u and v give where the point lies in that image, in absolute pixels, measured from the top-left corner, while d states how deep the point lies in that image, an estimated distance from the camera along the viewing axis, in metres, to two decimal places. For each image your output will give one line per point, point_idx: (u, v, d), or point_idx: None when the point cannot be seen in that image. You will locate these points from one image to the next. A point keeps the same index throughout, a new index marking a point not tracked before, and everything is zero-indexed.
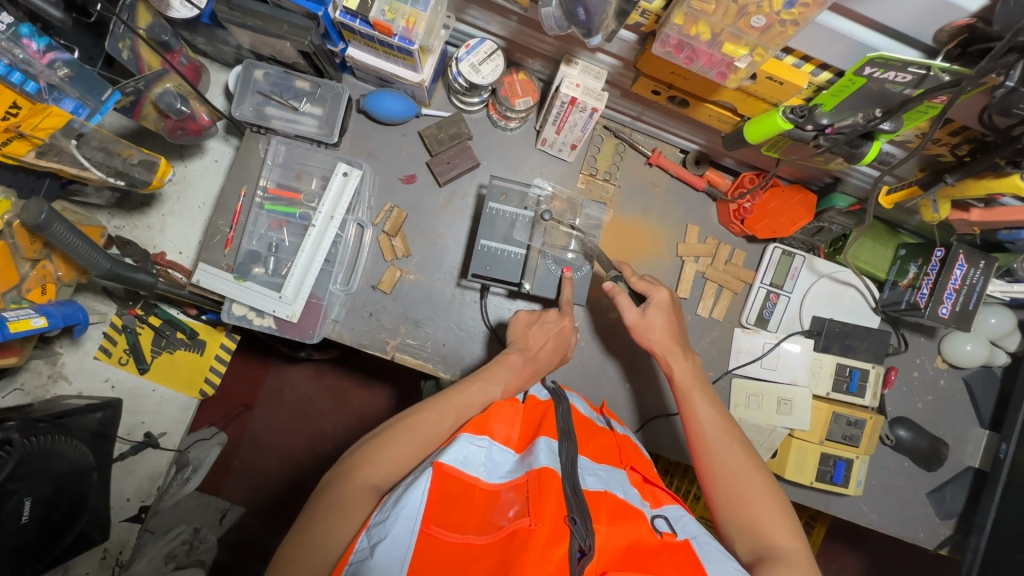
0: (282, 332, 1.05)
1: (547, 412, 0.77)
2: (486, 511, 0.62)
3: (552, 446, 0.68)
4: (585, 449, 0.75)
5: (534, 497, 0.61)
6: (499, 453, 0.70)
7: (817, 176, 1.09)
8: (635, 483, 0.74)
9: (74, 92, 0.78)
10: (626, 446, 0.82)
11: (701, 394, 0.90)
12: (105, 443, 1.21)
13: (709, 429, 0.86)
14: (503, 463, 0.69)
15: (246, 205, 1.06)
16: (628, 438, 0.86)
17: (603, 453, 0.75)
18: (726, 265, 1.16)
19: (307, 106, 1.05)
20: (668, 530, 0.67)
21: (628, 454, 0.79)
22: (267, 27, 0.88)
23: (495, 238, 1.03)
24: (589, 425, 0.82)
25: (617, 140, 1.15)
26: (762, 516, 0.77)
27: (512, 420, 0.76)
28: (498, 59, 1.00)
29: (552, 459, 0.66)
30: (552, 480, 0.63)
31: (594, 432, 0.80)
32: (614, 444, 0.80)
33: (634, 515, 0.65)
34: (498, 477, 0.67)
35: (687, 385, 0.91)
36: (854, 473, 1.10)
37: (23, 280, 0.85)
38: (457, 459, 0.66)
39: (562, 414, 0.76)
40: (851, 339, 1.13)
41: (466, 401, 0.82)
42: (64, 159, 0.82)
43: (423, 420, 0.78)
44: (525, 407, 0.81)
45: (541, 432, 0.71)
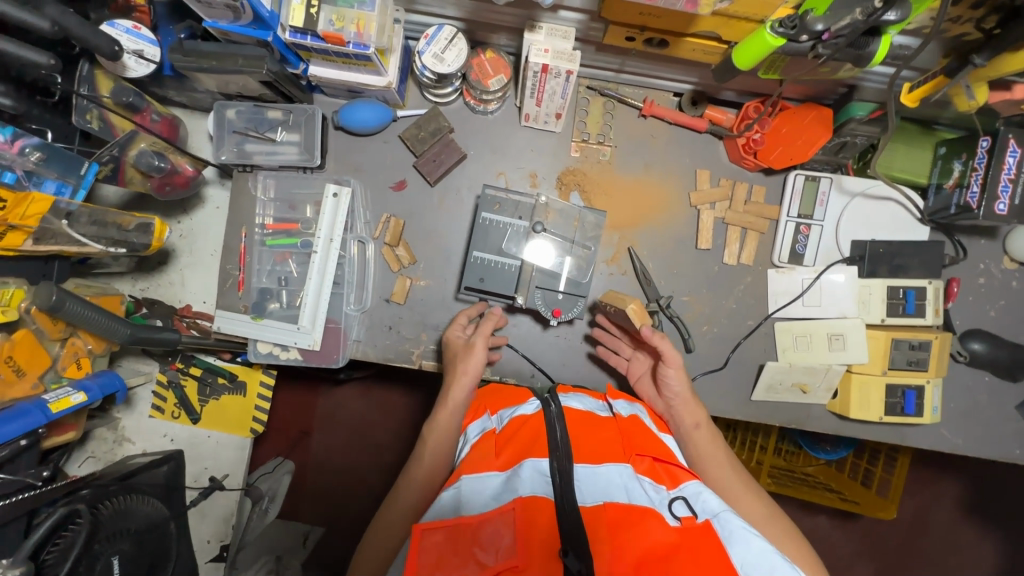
0: (309, 363, 1.07)
1: (540, 427, 0.75)
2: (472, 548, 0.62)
3: (541, 467, 0.68)
4: (581, 452, 0.72)
5: (524, 529, 0.62)
6: (482, 479, 0.69)
7: (829, 89, 0.97)
8: (645, 471, 0.72)
9: (52, 173, 0.76)
10: (631, 431, 0.80)
11: (712, 440, 0.87)
12: (177, 493, 1.25)
13: (718, 468, 0.83)
14: (489, 486, 0.68)
15: (248, 244, 1.08)
16: (636, 418, 0.84)
17: (598, 450, 0.73)
18: (746, 205, 1.08)
19: (284, 135, 1.04)
20: (687, 514, 0.66)
21: (632, 441, 0.77)
22: (223, 66, 0.86)
23: (489, 249, 1.00)
24: (586, 418, 0.80)
25: (603, 98, 1.08)
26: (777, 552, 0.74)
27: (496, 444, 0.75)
28: (461, 43, 0.95)
29: (543, 484, 0.67)
30: (547, 507, 0.64)
31: (595, 428, 0.78)
32: (617, 434, 0.79)
33: (640, 518, 0.63)
34: (483, 504, 0.66)
35: (694, 429, 0.88)
36: (928, 400, 1.02)
37: (56, 361, 0.88)
38: (436, 508, 0.65)
39: (554, 428, 0.73)
40: (900, 258, 1.03)
41: (425, 471, 0.81)
42: (61, 240, 0.78)
43: (390, 516, 0.78)
44: (512, 423, 0.77)
45: (531, 452, 0.70)
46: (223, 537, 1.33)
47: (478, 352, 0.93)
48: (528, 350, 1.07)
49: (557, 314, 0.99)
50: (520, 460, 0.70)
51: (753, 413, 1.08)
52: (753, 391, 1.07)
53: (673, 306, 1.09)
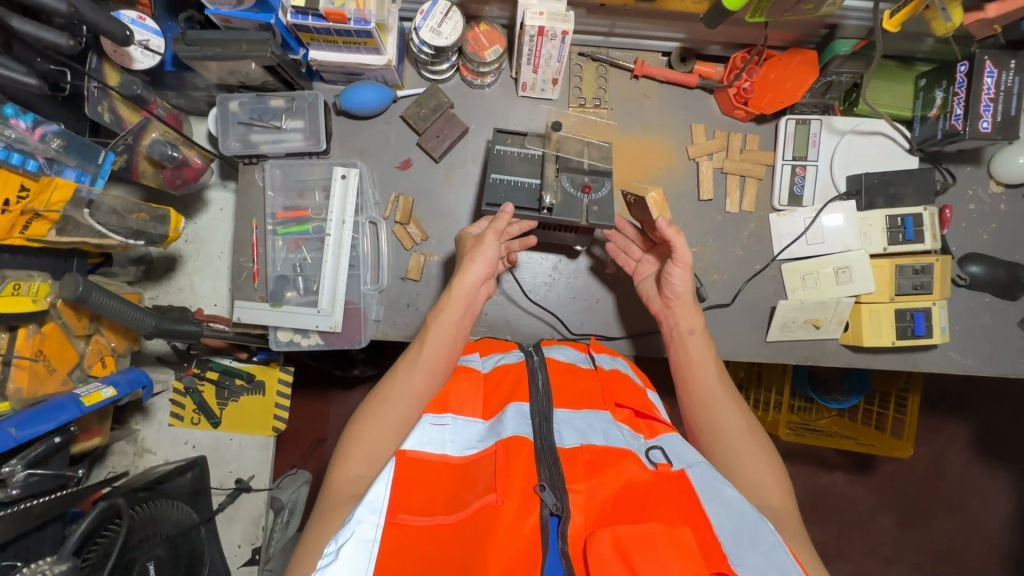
0: (331, 346, 1.07)
1: (521, 376, 0.79)
2: (457, 489, 0.67)
3: (522, 411, 0.72)
4: (562, 399, 0.76)
5: (503, 469, 0.65)
6: (465, 425, 0.75)
7: (811, 32, 1.02)
8: (624, 420, 0.75)
9: (72, 160, 0.77)
10: (613, 383, 0.82)
11: (698, 343, 0.90)
12: (204, 498, 1.25)
13: (701, 372, 0.87)
14: (472, 432, 0.74)
15: (260, 236, 1.09)
16: (617, 371, 0.85)
17: (578, 398, 0.77)
18: (742, 154, 1.12)
19: (289, 122, 1.05)
20: (663, 461, 0.68)
21: (613, 392, 0.79)
22: (227, 52, 0.88)
23: (507, 172, 1.00)
24: (570, 368, 0.83)
25: (595, 63, 1.12)
26: (740, 451, 0.79)
27: (481, 391, 0.81)
28: (456, 16, 0.98)
29: (522, 426, 0.70)
30: (527, 448, 0.66)
31: (575, 379, 0.81)
32: (598, 385, 0.81)
33: (616, 459, 0.66)
34: (467, 449, 0.71)
35: (683, 331, 0.91)
36: (936, 321, 1.06)
37: (82, 358, 0.88)
38: (420, 443, 0.71)
39: (536, 376, 0.77)
40: (895, 188, 1.07)
41: (430, 359, 0.81)
42: (82, 232, 0.79)
43: (391, 397, 0.79)
44: (496, 375, 0.82)
45: (512, 398, 0.75)
46: (253, 539, 1.32)
47: (490, 244, 0.88)
48: (545, 313, 1.09)
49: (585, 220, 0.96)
50: (503, 407, 0.74)
51: (769, 354, 1.11)
52: (767, 332, 1.10)
53: None
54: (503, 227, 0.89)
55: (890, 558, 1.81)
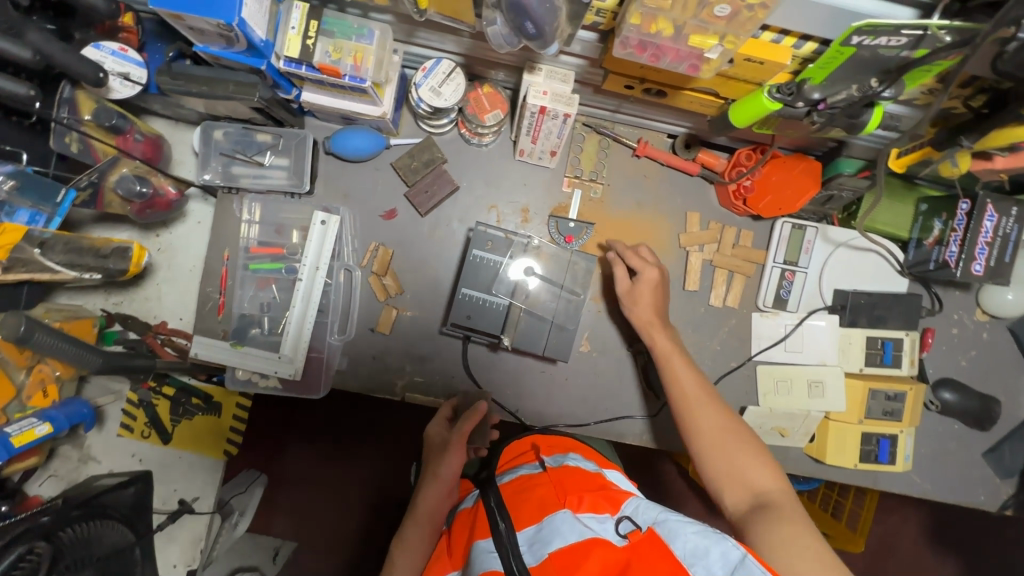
0: (289, 392, 1.04)
1: (477, 512, 0.77)
2: None
3: (487, 546, 0.67)
4: (521, 518, 0.71)
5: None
6: None
7: (818, 142, 0.99)
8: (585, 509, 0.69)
9: (27, 202, 0.76)
10: (563, 479, 0.76)
11: (703, 402, 0.89)
12: (142, 517, 1.22)
13: (707, 431, 0.86)
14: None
15: (231, 268, 1.05)
16: (567, 465, 0.79)
17: (538, 509, 0.71)
18: (734, 249, 1.10)
19: (273, 159, 1.01)
20: (631, 530, 0.65)
21: (564, 485, 0.73)
22: (213, 91, 0.84)
23: (479, 287, 0.97)
24: (520, 486, 0.78)
25: (599, 136, 1.08)
26: (741, 464, 0.81)
27: (448, 546, 0.78)
28: (459, 78, 0.94)
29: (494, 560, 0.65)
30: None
31: (526, 490, 0.75)
32: (550, 486, 0.75)
33: (581, 555, 0.61)
34: None
35: (686, 398, 0.90)
36: (900, 449, 1.05)
37: (21, 390, 0.84)
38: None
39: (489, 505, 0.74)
40: (880, 310, 1.05)
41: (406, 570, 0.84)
42: (33, 269, 0.74)
43: None
44: (460, 522, 0.80)
45: (474, 538, 0.71)
46: (190, 560, 1.30)
47: (452, 456, 0.91)
48: (512, 385, 1.08)
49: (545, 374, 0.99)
50: (469, 552, 0.70)
51: None
52: None
53: None
54: (466, 431, 0.94)
55: None
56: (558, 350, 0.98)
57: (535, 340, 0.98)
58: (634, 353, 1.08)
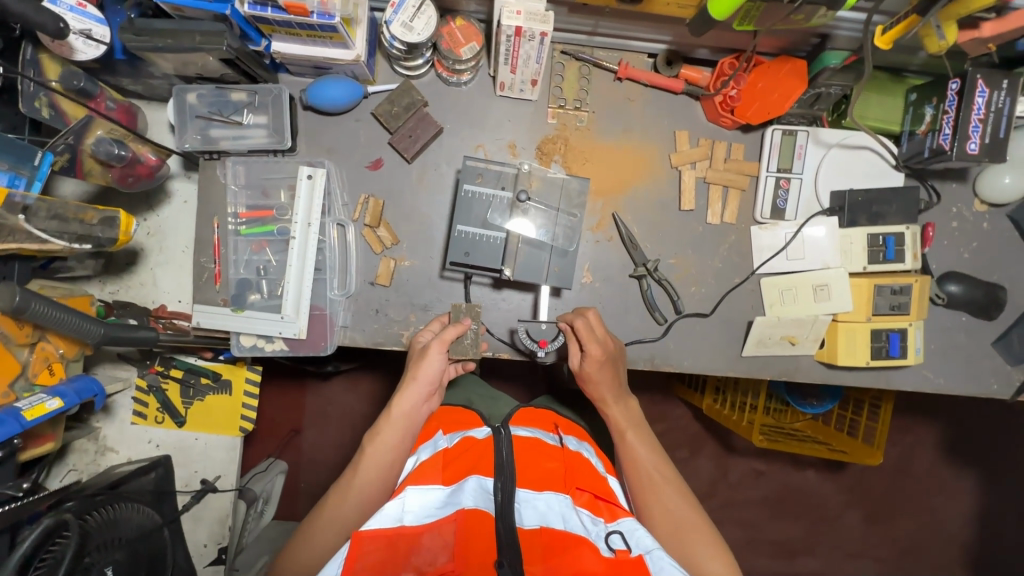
0: (296, 352, 1.04)
1: (485, 451, 0.81)
2: (407, 553, 0.67)
3: (483, 485, 0.74)
4: (527, 477, 0.77)
5: (461, 541, 0.67)
6: (427, 491, 0.75)
7: (802, 40, 0.98)
8: (584, 504, 0.76)
9: (5, 163, 0.76)
10: (574, 466, 0.83)
11: (634, 433, 0.95)
12: (167, 500, 1.23)
13: (648, 465, 0.91)
14: (433, 499, 0.73)
15: (223, 236, 1.04)
16: (581, 454, 0.87)
17: (542, 480, 0.77)
18: (726, 163, 1.09)
19: (251, 117, 0.99)
20: (622, 547, 0.70)
21: (574, 475, 0.80)
22: (179, 43, 0.82)
23: (473, 223, 0.96)
24: (535, 447, 0.84)
25: (578, 63, 1.07)
26: (677, 510, 0.85)
27: (443, 458, 0.82)
28: (430, 10, 0.92)
29: (484, 501, 0.72)
30: (485, 522, 0.70)
31: (542, 458, 0.82)
32: (561, 466, 0.82)
33: (572, 545, 0.67)
34: (426, 514, 0.71)
35: (620, 424, 0.96)
36: (911, 342, 1.05)
37: (26, 367, 0.84)
38: (380, 517, 0.70)
39: (502, 449, 0.80)
40: (878, 206, 1.05)
41: (377, 458, 0.90)
42: (19, 237, 0.76)
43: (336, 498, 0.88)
44: (463, 443, 0.84)
45: (475, 470, 0.77)
46: (219, 539, 1.30)
47: (433, 360, 0.94)
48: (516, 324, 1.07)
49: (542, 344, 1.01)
50: (465, 477, 0.76)
51: (744, 369, 1.10)
52: (743, 348, 1.09)
53: (661, 269, 1.09)
54: (449, 338, 0.94)
55: (855, 553, 1.86)
56: (562, 277, 0.98)
57: (536, 270, 0.97)
58: (636, 278, 1.08)
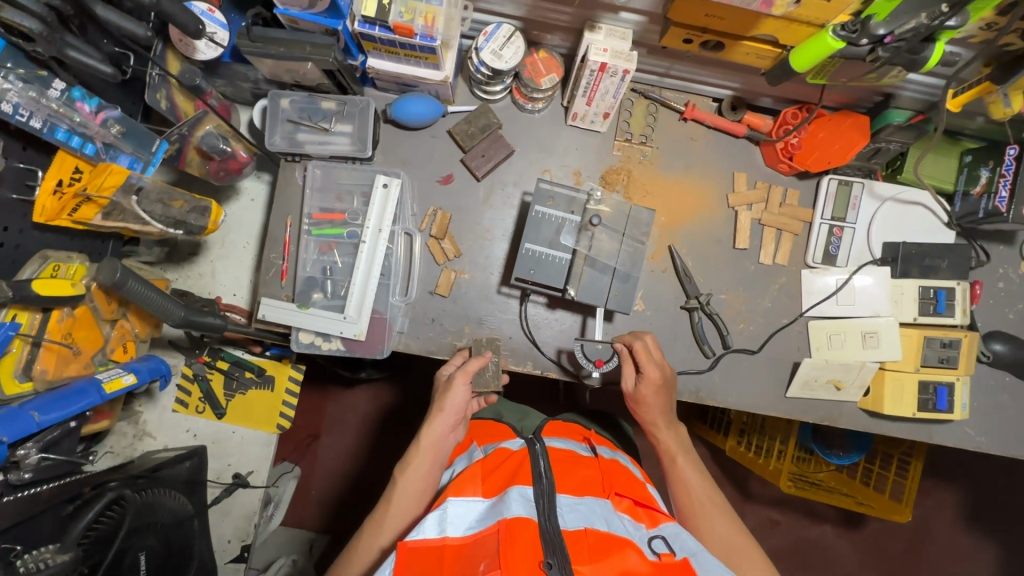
0: (352, 352, 1.06)
1: (522, 462, 0.79)
2: (456, 565, 0.64)
3: (525, 493, 0.70)
4: (564, 484, 0.77)
5: (507, 547, 0.63)
6: (468, 505, 0.72)
7: (865, 96, 1.03)
8: (625, 509, 0.77)
9: (128, 147, 0.83)
10: (610, 473, 0.85)
11: (685, 458, 0.95)
12: (199, 489, 1.22)
13: (698, 491, 0.91)
14: (476, 510, 0.71)
15: (294, 234, 1.09)
16: (616, 461, 0.90)
17: (580, 486, 0.78)
18: (781, 207, 1.12)
19: (337, 125, 1.05)
20: (665, 551, 0.70)
21: (611, 482, 0.82)
22: (291, 52, 0.88)
23: (540, 242, 1.00)
24: (570, 459, 0.85)
25: (646, 101, 1.12)
26: (729, 538, 0.85)
27: (481, 473, 0.79)
28: (519, 41, 0.98)
29: (526, 507, 0.69)
30: (530, 528, 0.66)
31: (578, 466, 0.83)
32: (598, 473, 0.84)
33: (619, 545, 0.67)
34: (465, 529, 0.68)
35: (670, 450, 0.96)
36: (957, 397, 1.06)
37: (106, 342, 0.90)
38: (421, 531, 0.68)
39: (537, 461, 0.78)
40: (930, 259, 1.08)
41: (410, 493, 0.87)
42: (127, 217, 0.85)
43: (368, 533, 0.85)
44: (497, 459, 0.83)
45: (515, 481, 0.74)
46: (244, 537, 1.30)
47: (457, 391, 0.92)
48: (566, 344, 1.09)
49: (599, 365, 1.00)
50: (506, 488, 0.73)
51: (788, 409, 1.11)
52: (787, 388, 1.10)
53: (712, 304, 1.12)
54: (471, 370, 0.95)
55: None
56: (621, 301, 1.01)
57: (596, 294, 1.00)
58: (687, 310, 1.10)
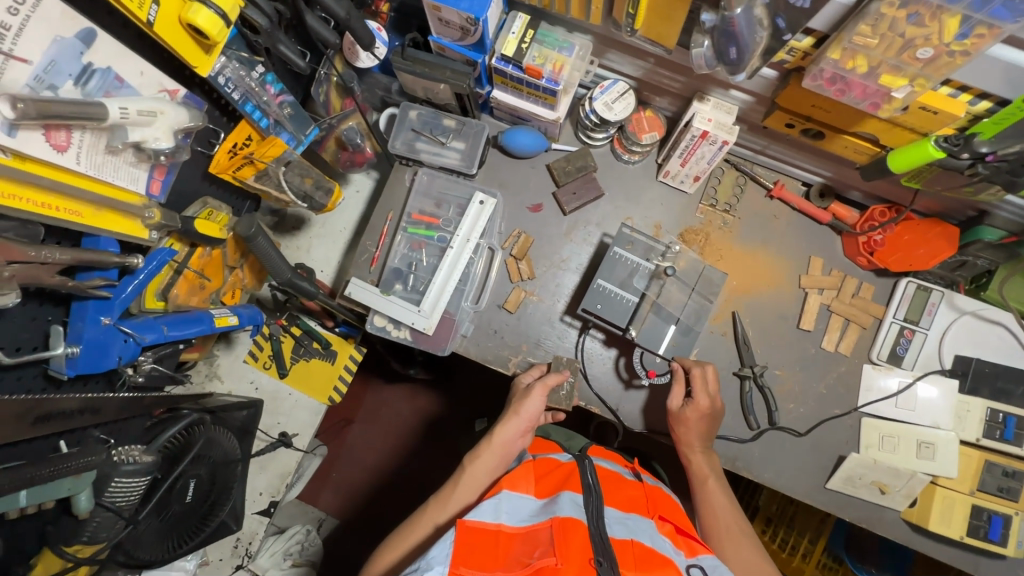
0: (416, 344, 1.15)
1: (571, 472, 0.90)
2: (510, 550, 0.73)
3: (576, 499, 0.80)
4: (611, 500, 0.88)
5: (560, 541, 0.71)
6: (521, 499, 0.83)
7: (959, 209, 1.04)
8: (667, 533, 0.84)
9: (290, 127, 1.02)
10: (652, 498, 0.93)
11: (715, 484, 1.01)
12: (249, 438, 1.32)
13: (724, 519, 0.99)
14: (528, 507, 0.81)
15: (392, 228, 1.20)
16: (659, 489, 0.99)
17: (623, 503, 0.87)
18: (853, 298, 1.14)
19: (453, 142, 1.17)
20: None
21: (654, 506, 0.90)
22: (433, 73, 1.02)
23: (613, 281, 1.06)
24: (615, 480, 0.96)
25: (737, 172, 1.18)
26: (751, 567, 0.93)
27: (534, 475, 0.90)
28: (631, 98, 1.08)
29: (576, 510, 0.78)
30: (580, 529, 0.74)
31: (623, 487, 0.93)
32: (642, 496, 0.92)
33: (662, 561, 0.74)
34: (519, 520, 0.78)
35: (702, 474, 1.02)
36: (1014, 532, 1.01)
37: (223, 285, 1.08)
38: (478, 514, 0.77)
39: (587, 472, 0.89)
40: (1003, 383, 1.05)
41: (476, 480, 0.95)
42: (269, 183, 1.01)
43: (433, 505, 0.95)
44: (550, 466, 0.94)
45: (565, 487, 0.84)
46: (275, 492, 1.37)
47: (533, 401, 0.99)
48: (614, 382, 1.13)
49: (651, 376, 1.09)
50: (557, 492, 0.83)
51: (825, 501, 1.09)
52: (828, 479, 1.08)
53: (765, 377, 1.13)
54: (550, 384, 1.02)
55: None
56: (678, 350, 1.09)
57: (655, 340, 1.06)
58: (739, 378, 1.12)
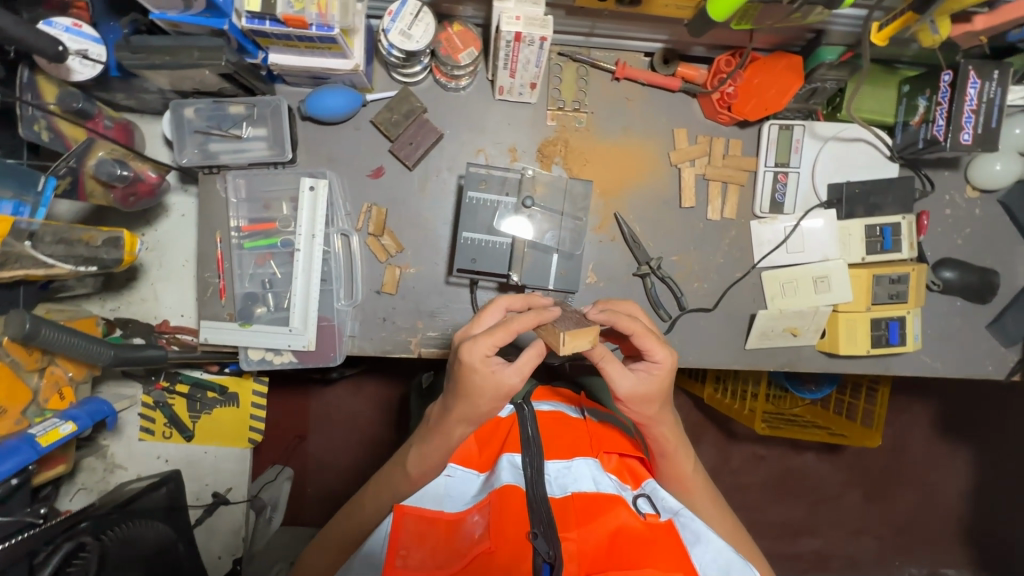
0: (305, 364, 1.04)
1: (512, 428, 0.85)
2: (450, 537, 0.71)
3: (515, 462, 0.77)
4: (553, 450, 0.81)
5: (497, 518, 0.69)
6: (464, 478, 0.80)
7: (797, 35, 0.99)
8: (612, 469, 0.82)
9: (9, 190, 0.82)
10: (599, 431, 0.88)
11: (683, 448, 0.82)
12: (181, 514, 1.21)
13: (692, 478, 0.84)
14: (470, 487, 0.79)
15: (226, 250, 1.03)
16: (606, 423, 0.92)
17: (569, 449, 0.81)
18: (725, 159, 1.10)
19: (250, 130, 0.99)
20: (651, 511, 0.76)
21: (600, 440, 0.85)
22: (178, 61, 0.81)
23: (478, 230, 0.98)
24: (561, 419, 0.89)
25: (576, 64, 1.07)
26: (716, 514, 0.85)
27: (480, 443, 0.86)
28: (427, 17, 0.91)
29: (515, 476, 0.74)
30: (517, 494, 0.71)
31: (565, 428, 0.86)
32: (586, 433, 0.86)
33: (605, 505, 0.72)
34: (460, 504, 0.76)
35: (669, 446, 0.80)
36: (910, 329, 1.08)
37: (38, 393, 0.93)
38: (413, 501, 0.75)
39: (526, 424, 0.80)
40: (875, 197, 1.07)
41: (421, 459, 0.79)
42: (25, 263, 0.83)
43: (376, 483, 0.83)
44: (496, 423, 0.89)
45: (505, 450, 0.80)
46: (234, 550, 1.31)
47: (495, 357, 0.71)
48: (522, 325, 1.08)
49: None
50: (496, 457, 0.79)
51: (749, 361, 1.12)
52: (746, 340, 1.11)
53: (664, 267, 1.10)
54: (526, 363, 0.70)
55: (854, 531, 1.84)
56: (567, 280, 1.02)
57: (542, 275, 1.00)
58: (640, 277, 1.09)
